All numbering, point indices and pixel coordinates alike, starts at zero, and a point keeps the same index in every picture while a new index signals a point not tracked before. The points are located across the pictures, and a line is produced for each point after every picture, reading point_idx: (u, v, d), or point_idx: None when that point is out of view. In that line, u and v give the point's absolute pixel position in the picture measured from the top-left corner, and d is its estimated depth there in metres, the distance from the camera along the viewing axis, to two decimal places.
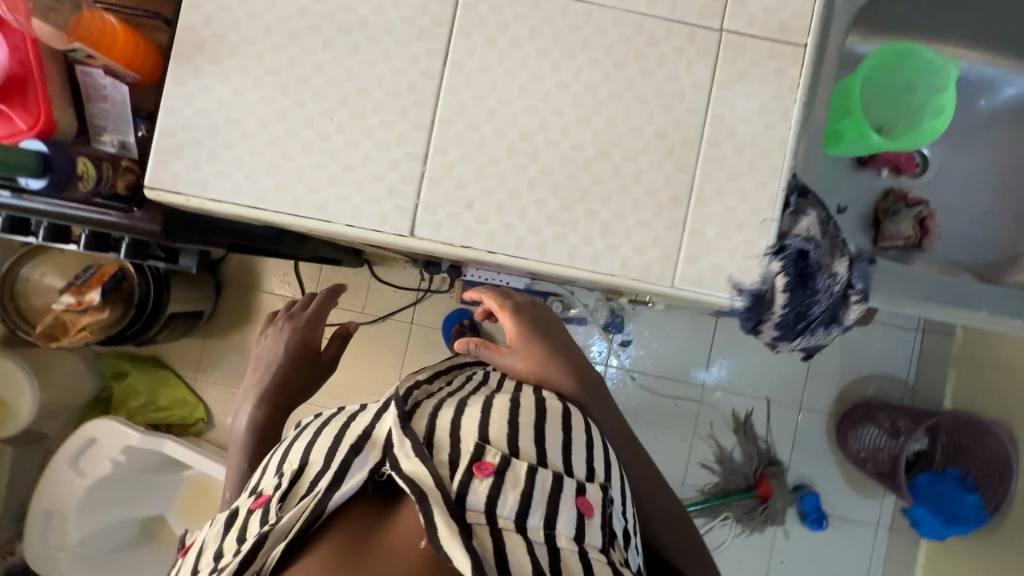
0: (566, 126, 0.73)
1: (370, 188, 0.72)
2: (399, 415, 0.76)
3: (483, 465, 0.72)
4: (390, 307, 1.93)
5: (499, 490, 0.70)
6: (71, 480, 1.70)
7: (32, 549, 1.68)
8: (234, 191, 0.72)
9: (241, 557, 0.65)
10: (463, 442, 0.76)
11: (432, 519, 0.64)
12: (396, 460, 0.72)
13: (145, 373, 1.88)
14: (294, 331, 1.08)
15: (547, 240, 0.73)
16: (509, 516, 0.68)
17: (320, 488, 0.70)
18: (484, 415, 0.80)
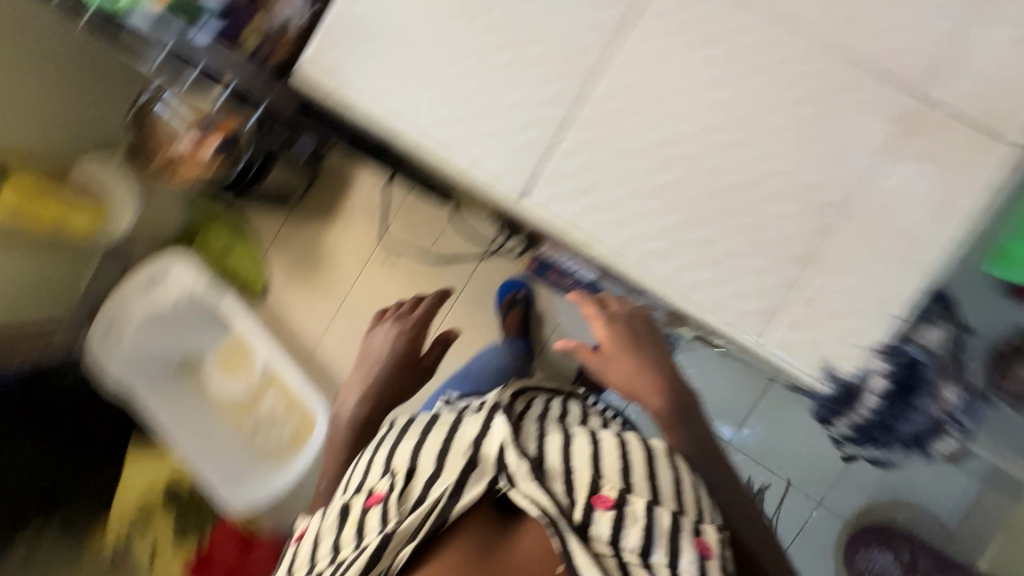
0: (715, 142, 0.68)
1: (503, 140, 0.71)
2: (513, 436, 0.79)
3: (603, 498, 0.74)
4: (458, 252, 1.96)
5: (620, 523, 0.72)
6: (140, 297, 1.88)
7: (90, 345, 1.85)
8: (376, 94, 0.75)
9: (371, 553, 0.72)
10: (575, 469, 0.78)
11: (562, 543, 0.69)
12: (511, 479, 0.76)
13: (229, 228, 2.04)
14: (396, 336, 1.11)
15: (649, 249, 0.70)
16: (635, 550, 0.70)
17: (441, 502, 0.75)
18: (594, 448, 0.81)
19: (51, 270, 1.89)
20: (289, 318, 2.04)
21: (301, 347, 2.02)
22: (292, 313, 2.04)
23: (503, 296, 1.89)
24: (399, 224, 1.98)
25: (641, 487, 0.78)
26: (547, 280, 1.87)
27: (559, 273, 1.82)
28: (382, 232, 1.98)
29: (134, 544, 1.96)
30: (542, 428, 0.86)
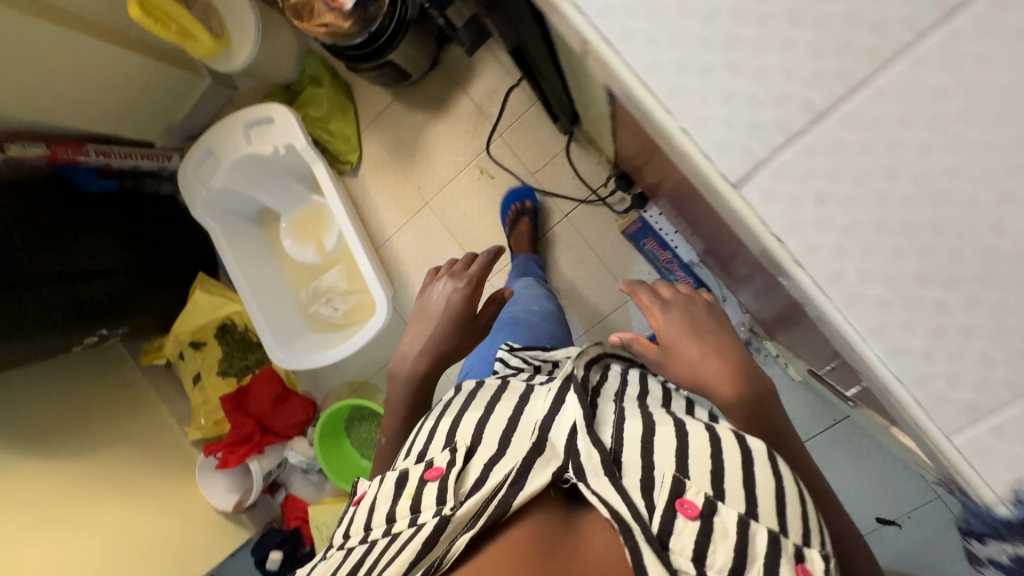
0: (1014, 196, 0.52)
1: (735, 107, 0.58)
2: (586, 419, 0.78)
3: (687, 505, 0.69)
4: (558, 188, 1.84)
5: (707, 539, 0.67)
6: (238, 139, 1.82)
7: (184, 172, 1.87)
8: (598, 10, 0.59)
9: (430, 531, 0.72)
10: (659, 469, 0.73)
11: (640, 554, 0.65)
12: (580, 471, 0.74)
13: (336, 92, 1.91)
14: (456, 291, 1.11)
15: (865, 295, 0.58)
16: (721, 569, 0.65)
17: (502, 490, 0.73)
18: (682, 445, 0.74)
19: (157, 84, 1.84)
20: (371, 204, 2.00)
21: (374, 234, 2.01)
22: (375, 200, 1.99)
23: (508, 206, 1.84)
24: (507, 141, 1.85)
25: (737, 493, 0.70)
26: (640, 248, 1.77)
27: (655, 242, 1.72)
28: (487, 145, 1.86)
29: (182, 364, 2.16)
30: (620, 411, 0.83)
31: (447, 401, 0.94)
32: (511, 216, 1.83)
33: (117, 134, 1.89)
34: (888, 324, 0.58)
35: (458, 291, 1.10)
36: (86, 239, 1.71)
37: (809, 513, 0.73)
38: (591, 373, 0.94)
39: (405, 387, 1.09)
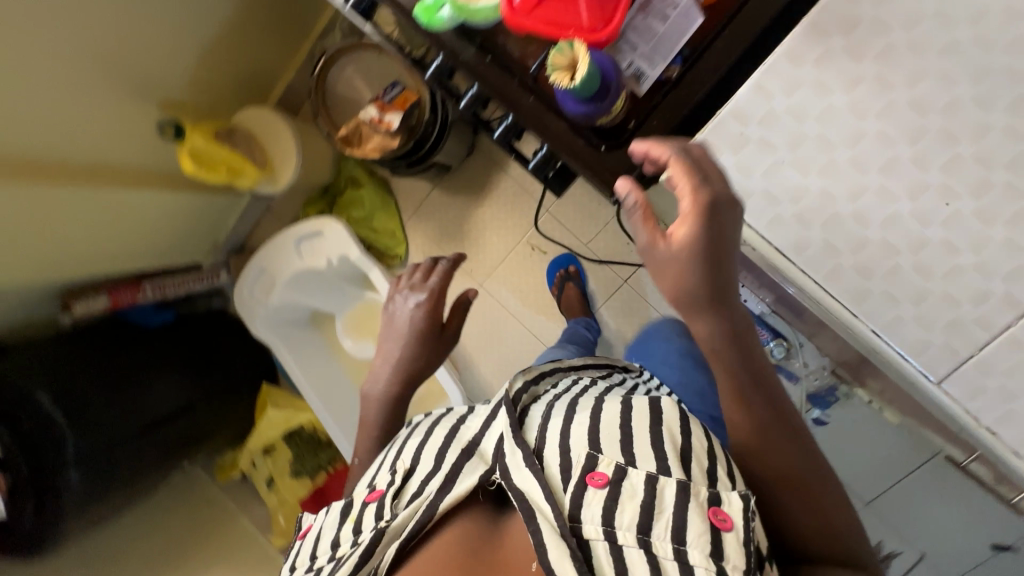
0: None
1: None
2: (511, 423, 0.71)
3: (597, 475, 0.63)
4: (614, 255, 1.79)
5: (615, 501, 0.61)
6: (290, 254, 1.84)
7: (241, 292, 1.88)
8: (755, 213, 0.74)
9: (360, 552, 0.64)
10: (574, 448, 0.66)
11: (543, 536, 0.58)
12: (505, 472, 0.65)
13: (376, 190, 1.91)
14: (423, 301, 0.95)
15: None
16: (632, 529, 0.59)
17: (429, 494, 0.67)
18: (594, 421, 0.70)
19: (201, 213, 1.82)
20: None
21: None
22: None
23: (554, 273, 1.82)
24: (556, 214, 1.81)
25: (648, 453, 0.65)
26: None
27: None
28: (537, 221, 1.82)
29: (253, 473, 2.09)
30: (546, 409, 0.76)
31: (412, 426, 0.83)
32: (558, 283, 1.80)
33: (165, 265, 1.87)
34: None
35: (420, 301, 0.95)
36: (154, 378, 1.68)
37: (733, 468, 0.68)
38: (542, 385, 0.87)
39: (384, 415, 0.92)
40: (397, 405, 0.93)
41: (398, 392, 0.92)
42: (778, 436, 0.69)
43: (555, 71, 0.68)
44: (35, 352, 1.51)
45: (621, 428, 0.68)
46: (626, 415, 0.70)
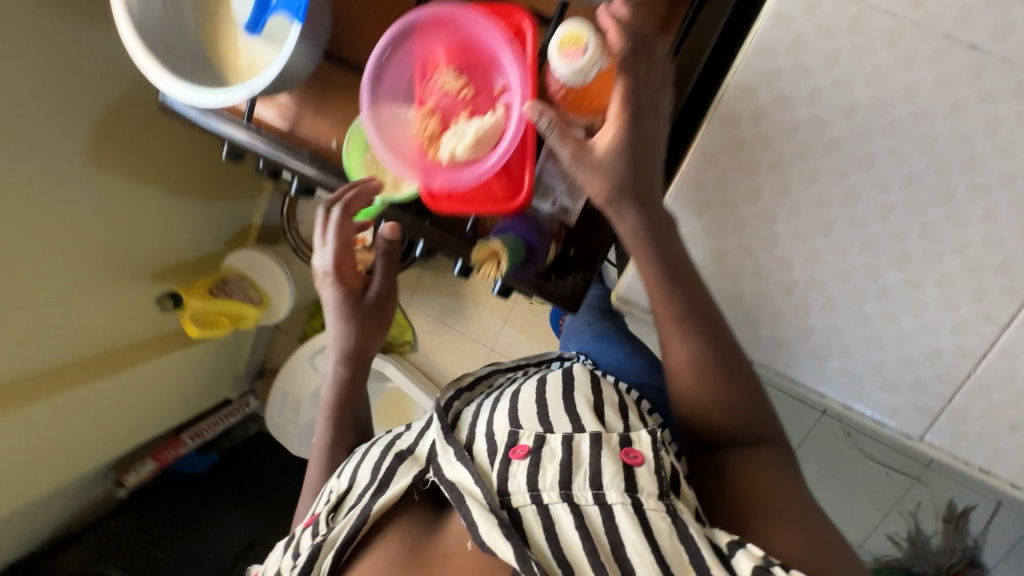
0: None
1: (908, 342, 0.57)
2: (440, 427, 0.69)
3: (518, 450, 0.63)
4: None
5: (537, 467, 0.61)
6: (308, 372, 1.90)
7: (273, 418, 1.96)
8: None
9: (298, 568, 0.62)
10: (496, 432, 0.66)
11: (472, 517, 0.58)
12: (438, 469, 0.65)
13: None
14: (332, 262, 0.77)
15: None
16: (554, 488, 0.59)
17: (360, 505, 0.66)
18: (513, 407, 0.69)
19: (218, 356, 1.90)
20: (441, 370, 2.04)
21: None
22: (443, 364, 2.04)
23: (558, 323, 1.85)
24: None
25: (560, 417, 0.66)
26: None
27: None
28: None
29: None
30: (473, 415, 0.73)
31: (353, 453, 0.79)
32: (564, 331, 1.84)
33: (196, 413, 1.95)
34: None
35: (328, 267, 0.77)
36: (214, 517, 1.76)
37: (631, 416, 0.70)
38: (478, 393, 0.81)
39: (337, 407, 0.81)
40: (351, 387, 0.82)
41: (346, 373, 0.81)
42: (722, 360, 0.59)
43: (480, 265, 0.71)
44: (105, 526, 1.64)
45: (539, 408, 0.68)
46: (541, 398, 0.70)
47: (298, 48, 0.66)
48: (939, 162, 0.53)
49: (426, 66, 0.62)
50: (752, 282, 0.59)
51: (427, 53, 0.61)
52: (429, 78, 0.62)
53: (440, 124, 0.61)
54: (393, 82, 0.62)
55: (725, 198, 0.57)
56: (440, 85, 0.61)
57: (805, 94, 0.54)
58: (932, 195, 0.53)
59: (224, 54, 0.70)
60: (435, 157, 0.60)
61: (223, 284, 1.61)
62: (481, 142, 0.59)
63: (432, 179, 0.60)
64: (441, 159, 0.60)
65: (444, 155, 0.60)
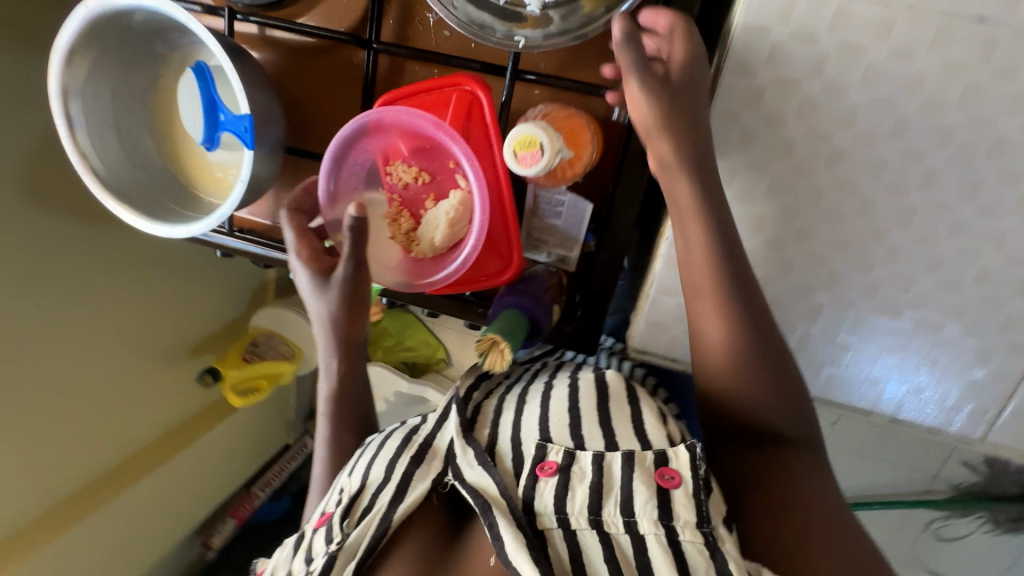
0: None
1: (955, 346, 0.52)
2: (459, 422, 0.59)
3: (545, 466, 0.52)
4: None
5: (568, 489, 0.51)
6: None
7: None
8: None
9: None
10: (523, 444, 0.55)
11: (495, 532, 0.49)
12: (457, 471, 0.55)
13: None
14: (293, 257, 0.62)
15: None
16: (583, 512, 0.49)
17: (380, 504, 0.54)
18: (544, 408, 0.58)
19: None
20: None
21: None
22: None
23: None
24: None
25: (593, 426, 0.55)
26: None
27: None
28: None
29: None
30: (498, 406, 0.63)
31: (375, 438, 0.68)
32: None
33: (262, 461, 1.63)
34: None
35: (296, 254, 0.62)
36: None
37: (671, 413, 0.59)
38: (497, 378, 0.69)
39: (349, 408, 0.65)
40: (357, 382, 0.65)
41: (347, 361, 0.63)
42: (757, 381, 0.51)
43: (484, 357, 0.59)
44: None
45: (571, 407, 0.57)
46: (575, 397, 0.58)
47: (263, 162, 0.64)
48: (959, 154, 0.47)
49: (373, 164, 0.59)
50: (774, 314, 0.56)
51: (368, 153, 0.58)
52: (381, 174, 0.59)
53: (411, 217, 0.59)
54: (355, 186, 0.59)
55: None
56: (392, 179, 0.58)
57: (794, 110, 0.49)
58: (956, 192, 0.48)
59: (193, 175, 0.69)
60: (419, 253, 0.59)
61: (254, 345, 1.25)
62: (456, 227, 0.56)
63: (421, 278, 0.58)
64: (425, 253, 0.59)
65: (425, 248, 0.58)
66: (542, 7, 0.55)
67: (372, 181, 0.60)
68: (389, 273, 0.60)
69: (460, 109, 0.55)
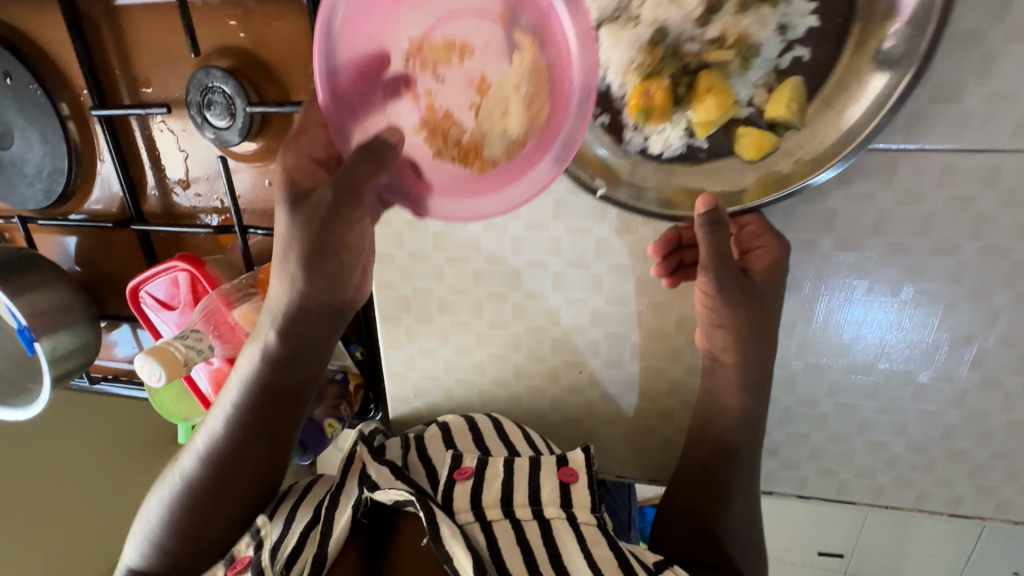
0: (908, 351, 0.49)
1: (641, 412, 0.58)
2: (364, 442, 0.55)
3: (463, 469, 0.53)
4: None
5: (481, 489, 0.51)
6: None
7: None
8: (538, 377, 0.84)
9: None
10: (433, 456, 0.56)
11: (435, 530, 0.46)
12: (372, 486, 0.50)
13: None
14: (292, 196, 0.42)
15: (880, 484, 0.55)
16: (496, 505, 0.50)
17: (313, 545, 0.50)
18: (445, 429, 0.58)
19: None
20: None
21: None
22: None
23: None
24: None
25: (497, 440, 0.56)
26: None
27: None
28: None
29: None
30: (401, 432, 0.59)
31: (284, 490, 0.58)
32: None
33: None
34: (879, 468, 0.54)
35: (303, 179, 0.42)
36: None
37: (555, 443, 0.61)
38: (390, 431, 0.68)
39: (205, 473, 0.50)
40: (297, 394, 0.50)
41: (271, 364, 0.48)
42: (738, 497, 0.51)
43: None
44: None
45: (474, 426, 0.57)
46: (476, 424, 0.58)
47: (77, 339, 0.75)
48: (573, 259, 0.52)
49: None
50: (490, 407, 0.61)
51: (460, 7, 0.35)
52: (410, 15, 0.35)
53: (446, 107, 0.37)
54: None
55: (427, 347, 0.60)
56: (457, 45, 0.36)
57: (431, 244, 0.55)
58: (584, 289, 0.53)
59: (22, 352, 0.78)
60: (476, 168, 0.37)
61: None
62: (535, 106, 0.36)
63: (487, 196, 0.37)
64: (478, 169, 0.37)
65: (491, 151, 0.37)
66: (638, 155, 0.46)
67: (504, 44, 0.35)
68: (426, 185, 0.38)
69: (189, 285, 0.65)
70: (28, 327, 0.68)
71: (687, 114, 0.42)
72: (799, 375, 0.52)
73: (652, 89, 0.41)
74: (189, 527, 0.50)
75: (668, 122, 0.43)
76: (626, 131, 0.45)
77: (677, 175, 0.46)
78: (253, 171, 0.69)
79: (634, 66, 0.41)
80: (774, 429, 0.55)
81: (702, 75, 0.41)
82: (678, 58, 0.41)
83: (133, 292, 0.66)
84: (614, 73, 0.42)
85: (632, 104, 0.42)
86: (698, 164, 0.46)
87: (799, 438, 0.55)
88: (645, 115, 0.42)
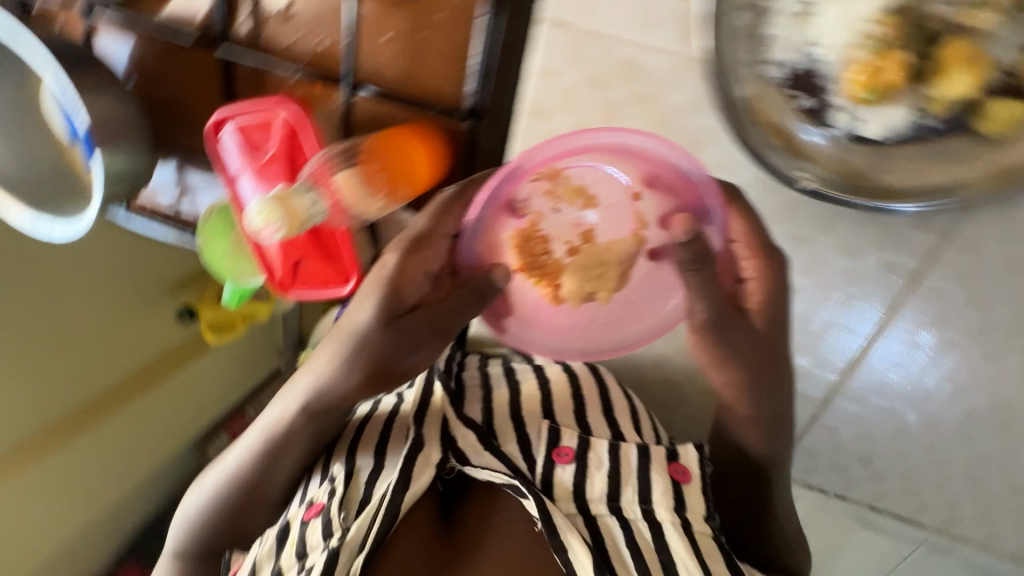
0: None
1: None
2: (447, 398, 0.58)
3: (563, 452, 0.54)
4: None
5: (584, 473, 0.53)
6: None
7: None
8: None
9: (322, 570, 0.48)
10: (529, 426, 0.57)
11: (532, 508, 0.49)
12: (460, 455, 0.54)
13: None
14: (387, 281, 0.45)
15: (959, 515, 0.55)
16: (601, 499, 0.51)
17: (384, 496, 0.52)
18: (544, 392, 0.60)
19: None
20: None
21: None
22: None
23: None
24: None
25: (599, 420, 0.58)
26: None
27: None
28: None
29: None
30: (485, 377, 0.63)
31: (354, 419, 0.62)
32: None
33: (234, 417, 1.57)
34: (966, 501, 0.54)
35: (406, 270, 0.45)
36: None
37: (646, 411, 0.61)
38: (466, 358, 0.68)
39: (252, 464, 0.51)
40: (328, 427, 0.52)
41: (308, 416, 0.50)
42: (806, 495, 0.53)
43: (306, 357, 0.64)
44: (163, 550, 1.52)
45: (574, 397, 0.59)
46: (577, 383, 0.61)
47: (130, 163, 0.66)
48: None
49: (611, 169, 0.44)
50: None
51: (600, 165, 0.44)
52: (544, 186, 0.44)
53: (542, 248, 0.46)
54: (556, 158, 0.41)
55: None
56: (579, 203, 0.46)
57: None
58: None
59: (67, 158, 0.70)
60: (548, 291, 0.47)
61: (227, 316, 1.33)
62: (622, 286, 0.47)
63: (573, 327, 0.48)
64: (550, 295, 0.47)
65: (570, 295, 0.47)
66: (846, 139, 0.41)
67: (622, 219, 0.46)
68: (507, 306, 0.47)
69: (286, 133, 0.58)
70: (86, 133, 0.60)
71: (921, 90, 0.38)
72: (936, 396, 0.50)
73: (885, 66, 0.36)
74: (227, 520, 0.51)
75: (893, 101, 0.39)
76: (834, 113, 0.40)
77: (896, 159, 0.41)
78: (372, 16, 0.57)
79: (865, 40, 0.37)
80: (878, 440, 0.53)
81: (949, 44, 0.36)
82: (917, 29, 0.36)
83: (216, 124, 0.58)
84: (837, 45, 0.37)
85: (858, 86, 0.38)
86: (926, 144, 0.40)
87: (902, 455, 0.53)
88: (873, 96, 0.38)
